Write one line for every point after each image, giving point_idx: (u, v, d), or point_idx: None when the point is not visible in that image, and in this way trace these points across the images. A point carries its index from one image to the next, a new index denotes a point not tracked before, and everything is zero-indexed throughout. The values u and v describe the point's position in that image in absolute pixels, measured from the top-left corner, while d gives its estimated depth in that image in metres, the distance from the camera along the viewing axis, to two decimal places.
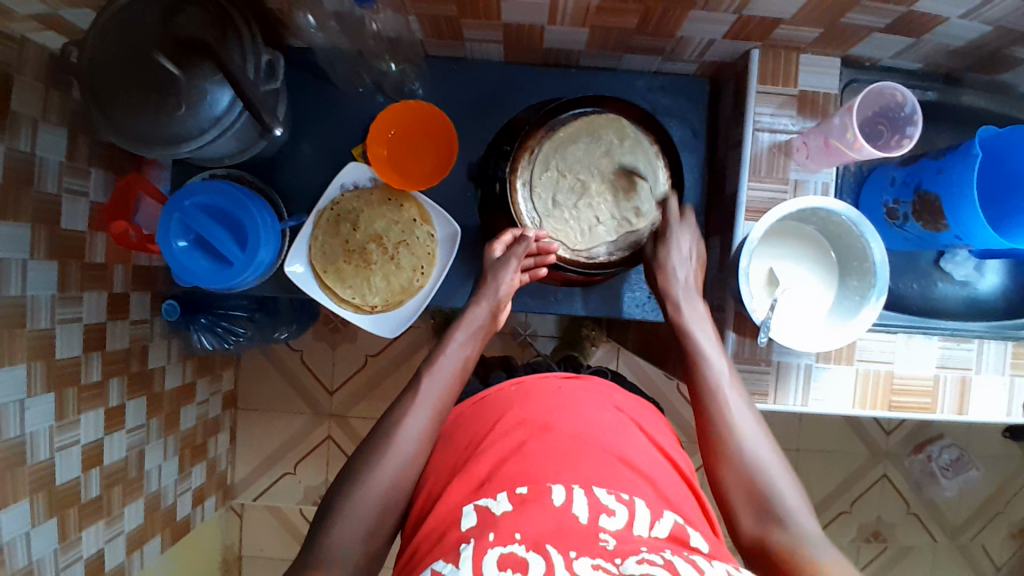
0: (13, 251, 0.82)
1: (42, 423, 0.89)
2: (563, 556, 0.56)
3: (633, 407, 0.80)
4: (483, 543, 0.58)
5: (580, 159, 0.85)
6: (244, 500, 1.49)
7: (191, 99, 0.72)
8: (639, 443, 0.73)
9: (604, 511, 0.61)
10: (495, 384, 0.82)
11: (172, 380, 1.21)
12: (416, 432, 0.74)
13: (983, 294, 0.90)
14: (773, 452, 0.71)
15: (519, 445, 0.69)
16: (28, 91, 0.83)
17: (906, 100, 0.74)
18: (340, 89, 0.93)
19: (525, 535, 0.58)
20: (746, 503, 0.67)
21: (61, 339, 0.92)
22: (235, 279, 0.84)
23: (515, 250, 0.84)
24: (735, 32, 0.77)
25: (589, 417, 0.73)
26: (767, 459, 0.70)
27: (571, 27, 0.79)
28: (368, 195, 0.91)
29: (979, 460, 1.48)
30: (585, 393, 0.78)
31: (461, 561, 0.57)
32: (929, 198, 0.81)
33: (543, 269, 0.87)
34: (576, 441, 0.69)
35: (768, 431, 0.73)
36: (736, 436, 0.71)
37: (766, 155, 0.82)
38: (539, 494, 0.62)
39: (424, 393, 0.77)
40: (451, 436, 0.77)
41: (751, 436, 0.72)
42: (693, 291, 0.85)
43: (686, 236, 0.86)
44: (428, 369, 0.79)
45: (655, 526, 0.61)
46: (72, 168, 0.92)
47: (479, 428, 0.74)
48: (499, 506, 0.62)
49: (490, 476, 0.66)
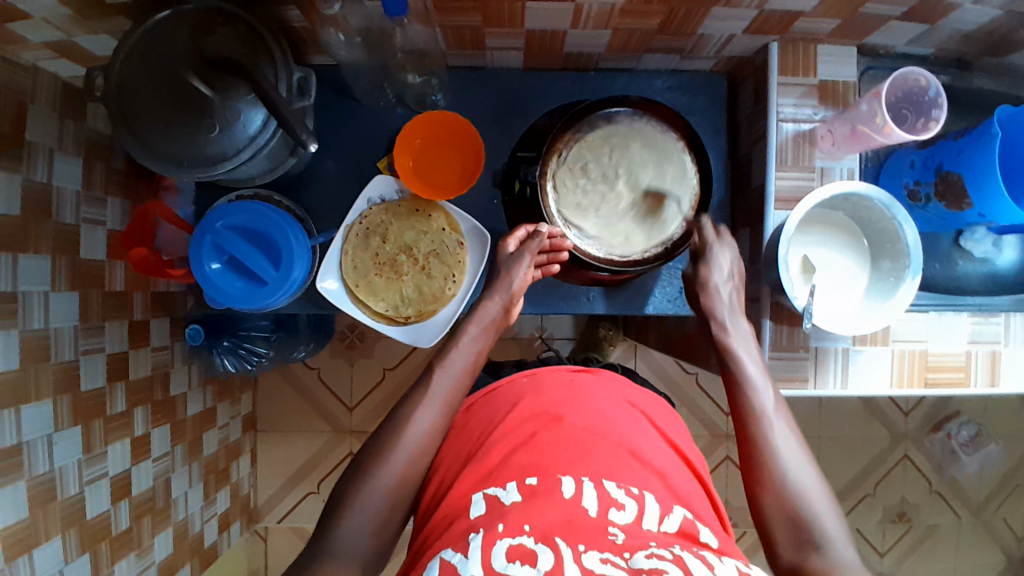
0: (35, 283, 0.80)
1: (71, 458, 0.86)
2: (572, 549, 0.56)
3: (645, 401, 0.81)
4: (492, 534, 0.57)
5: (630, 163, 0.86)
6: (268, 523, 1.47)
7: (224, 119, 0.73)
8: (649, 435, 0.74)
9: (614, 505, 0.61)
10: (508, 376, 0.83)
11: (194, 407, 1.19)
12: (426, 425, 0.74)
13: (1002, 268, 0.91)
14: (817, 479, 0.70)
15: (530, 436, 0.70)
16: (43, 120, 0.81)
17: (929, 84, 0.76)
18: (362, 104, 0.94)
19: (535, 528, 0.58)
20: (788, 536, 0.67)
21: (86, 370, 0.89)
22: (270, 297, 0.83)
23: (528, 246, 0.86)
24: (755, 27, 0.79)
25: (599, 407, 0.74)
26: (812, 484, 0.69)
27: (593, 30, 0.80)
28: (396, 208, 0.92)
29: (997, 436, 1.50)
30: (598, 385, 0.79)
31: (470, 551, 0.56)
32: (952, 177, 0.83)
33: (556, 266, 0.89)
34: (588, 432, 0.70)
35: (812, 456, 0.73)
36: (780, 461, 0.71)
37: (791, 145, 0.84)
38: (549, 485, 0.63)
39: (435, 388, 0.77)
40: (463, 427, 0.78)
41: (794, 461, 0.71)
42: (737, 307, 0.85)
43: (724, 249, 0.87)
44: (439, 363, 0.80)
45: (665, 521, 0.61)
46: (89, 197, 0.89)
47: (491, 418, 0.75)
48: (509, 495, 0.63)
49: (499, 466, 0.67)
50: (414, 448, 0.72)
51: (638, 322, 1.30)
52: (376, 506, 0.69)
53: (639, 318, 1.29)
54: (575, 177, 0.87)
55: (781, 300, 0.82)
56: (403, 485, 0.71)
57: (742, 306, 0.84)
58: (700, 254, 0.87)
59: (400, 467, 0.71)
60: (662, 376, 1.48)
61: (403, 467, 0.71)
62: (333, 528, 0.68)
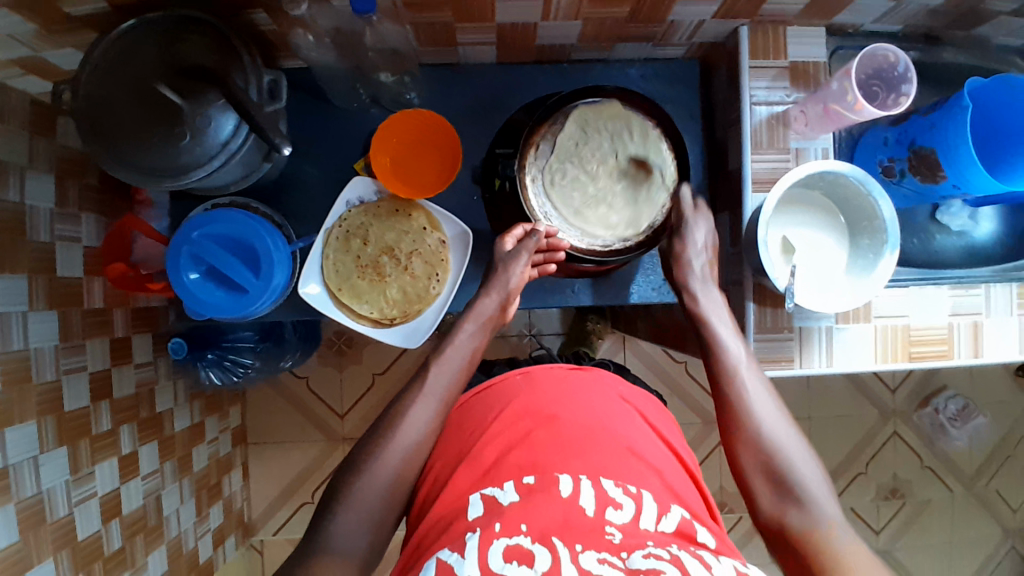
0: (12, 304, 0.78)
1: (59, 479, 0.85)
2: (569, 549, 0.56)
3: (638, 398, 0.80)
4: (489, 533, 0.58)
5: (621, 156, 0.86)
6: (263, 536, 1.46)
7: (195, 127, 0.72)
8: (644, 431, 0.73)
9: (611, 504, 0.61)
10: (502, 374, 0.82)
11: (183, 421, 1.17)
12: (424, 423, 0.74)
13: (980, 241, 0.92)
14: (792, 435, 0.75)
15: (527, 434, 0.69)
16: (12, 140, 0.80)
17: (898, 59, 0.77)
18: (337, 106, 0.94)
19: (532, 527, 0.58)
20: (766, 486, 0.72)
21: (69, 389, 0.87)
22: (252, 306, 0.82)
23: (525, 244, 0.85)
24: (724, 11, 0.79)
25: (595, 406, 0.73)
26: (788, 441, 0.74)
27: (564, 21, 0.80)
28: (375, 209, 0.91)
29: (985, 407, 1.53)
30: (592, 383, 0.78)
31: (467, 551, 0.56)
32: (925, 153, 0.83)
33: (553, 265, 0.89)
34: (584, 430, 0.69)
35: (786, 412, 0.77)
36: (755, 420, 0.76)
37: (766, 127, 0.85)
38: (546, 484, 0.63)
39: (431, 385, 0.77)
40: (458, 426, 0.77)
41: (770, 421, 0.76)
42: (709, 278, 0.87)
43: (699, 224, 0.88)
44: (435, 361, 0.79)
45: (662, 521, 0.61)
46: (64, 214, 0.88)
47: (485, 415, 0.74)
48: (506, 496, 0.63)
49: (496, 464, 0.67)
50: (403, 448, 0.72)
51: (625, 313, 1.30)
52: (372, 507, 0.68)
53: (626, 309, 1.29)
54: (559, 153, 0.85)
55: (764, 282, 0.83)
56: (395, 488, 0.70)
57: (714, 277, 0.87)
58: (675, 229, 0.88)
59: (395, 471, 0.70)
60: (650, 365, 1.48)
61: (398, 467, 0.71)
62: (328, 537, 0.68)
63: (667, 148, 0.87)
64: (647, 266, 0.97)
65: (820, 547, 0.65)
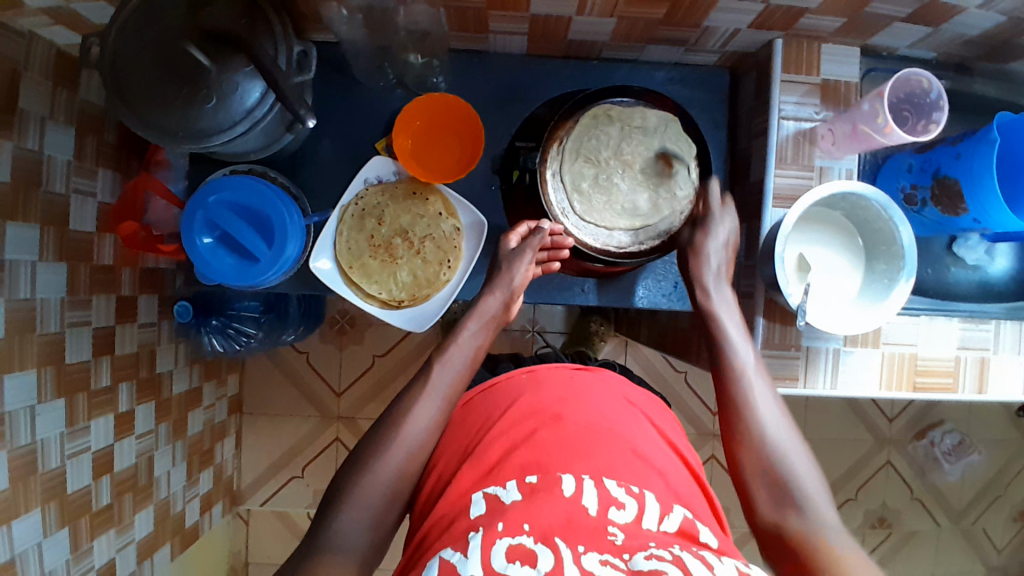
0: (22, 253, 0.78)
1: (53, 431, 0.85)
2: (572, 550, 0.55)
3: (644, 401, 0.80)
4: (491, 533, 0.56)
5: (642, 150, 0.87)
6: (250, 506, 1.46)
7: (221, 92, 0.71)
8: (649, 434, 0.73)
9: (614, 504, 0.60)
10: (508, 372, 0.82)
11: (181, 385, 1.17)
12: (427, 419, 0.74)
13: (994, 276, 0.92)
14: (795, 439, 0.74)
15: (530, 433, 0.69)
16: (35, 88, 0.79)
17: (931, 86, 0.76)
18: (362, 83, 0.93)
19: (534, 527, 0.57)
20: (765, 491, 0.70)
21: (71, 343, 0.87)
22: (260, 277, 0.82)
23: (530, 242, 0.86)
24: (760, 21, 0.79)
25: (600, 406, 0.73)
26: (791, 450, 0.72)
27: (598, 18, 0.80)
28: (393, 190, 0.91)
29: (980, 444, 1.52)
30: (597, 385, 0.78)
31: (470, 551, 0.55)
32: (948, 182, 0.83)
33: (557, 264, 0.89)
34: (587, 430, 0.69)
35: (789, 417, 0.76)
36: (759, 421, 0.74)
37: (791, 143, 0.85)
38: (549, 484, 0.62)
39: (435, 382, 0.77)
40: (462, 421, 0.77)
41: (775, 427, 0.74)
42: (724, 275, 0.86)
43: (712, 236, 0.86)
44: (439, 359, 0.79)
45: (664, 521, 0.60)
46: (80, 168, 0.88)
47: (490, 411, 0.75)
48: (509, 494, 0.61)
49: (500, 462, 0.66)
50: (398, 434, 0.72)
51: (630, 318, 1.30)
52: (368, 490, 0.68)
53: (632, 313, 1.29)
54: (586, 143, 0.86)
55: (776, 298, 0.83)
56: (392, 472, 0.70)
57: (729, 276, 0.85)
58: (687, 246, 0.87)
59: (393, 455, 0.70)
60: (652, 371, 1.48)
61: (399, 456, 0.71)
62: (325, 517, 0.67)
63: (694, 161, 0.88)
64: (661, 272, 0.96)
65: (818, 550, 0.63)
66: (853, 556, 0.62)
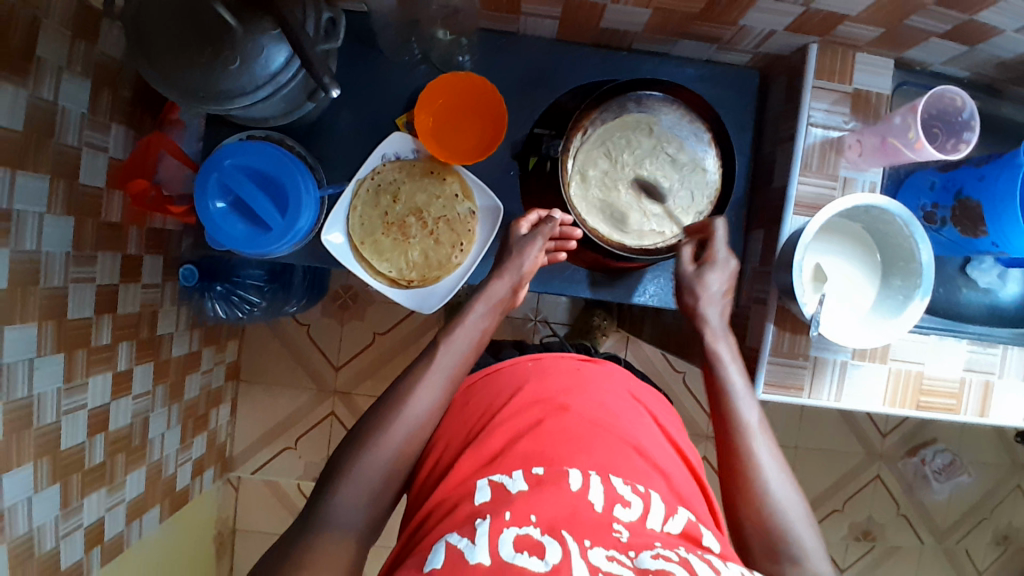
0: (31, 204, 0.77)
1: (50, 386, 0.84)
2: (578, 543, 0.54)
3: (650, 399, 0.80)
4: (498, 522, 0.56)
5: (660, 153, 0.88)
6: (241, 474, 1.47)
7: (246, 54, 0.70)
8: (651, 431, 0.73)
9: (620, 501, 0.59)
10: (513, 359, 0.82)
11: (179, 348, 1.16)
12: (430, 401, 0.73)
13: (1005, 302, 0.91)
14: (796, 493, 0.71)
15: (536, 423, 0.68)
16: (55, 36, 0.78)
17: (965, 105, 0.75)
18: (387, 57, 0.92)
19: (541, 518, 0.56)
20: (764, 545, 0.68)
21: (73, 298, 0.86)
22: (271, 246, 0.81)
23: (541, 230, 0.85)
24: (798, 24, 0.77)
25: (606, 402, 0.73)
26: (794, 508, 0.70)
27: (632, 7, 0.78)
28: (410, 167, 0.90)
29: (970, 466, 1.53)
30: (606, 378, 0.78)
31: (476, 537, 0.54)
32: (970, 204, 0.83)
33: (563, 254, 0.89)
34: (593, 425, 0.68)
35: (790, 470, 0.73)
36: (760, 475, 0.71)
37: (818, 151, 0.84)
38: (555, 476, 0.61)
39: (440, 363, 0.76)
40: (463, 406, 0.77)
41: (773, 476, 0.71)
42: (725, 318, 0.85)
43: (716, 271, 0.84)
44: (444, 339, 0.79)
45: (669, 522, 0.60)
46: (94, 121, 0.86)
47: (496, 398, 0.74)
48: (514, 483, 0.61)
49: (504, 450, 0.66)
50: (400, 413, 0.71)
51: (635, 314, 1.29)
52: (367, 469, 0.68)
53: (637, 309, 1.28)
54: (608, 141, 0.87)
55: (788, 306, 0.82)
56: (391, 452, 0.69)
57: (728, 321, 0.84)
58: (687, 283, 0.85)
59: (393, 435, 0.70)
60: (652, 369, 1.48)
61: (399, 437, 0.70)
62: (321, 493, 0.67)
63: (715, 155, 0.89)
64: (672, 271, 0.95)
65: None
66: None
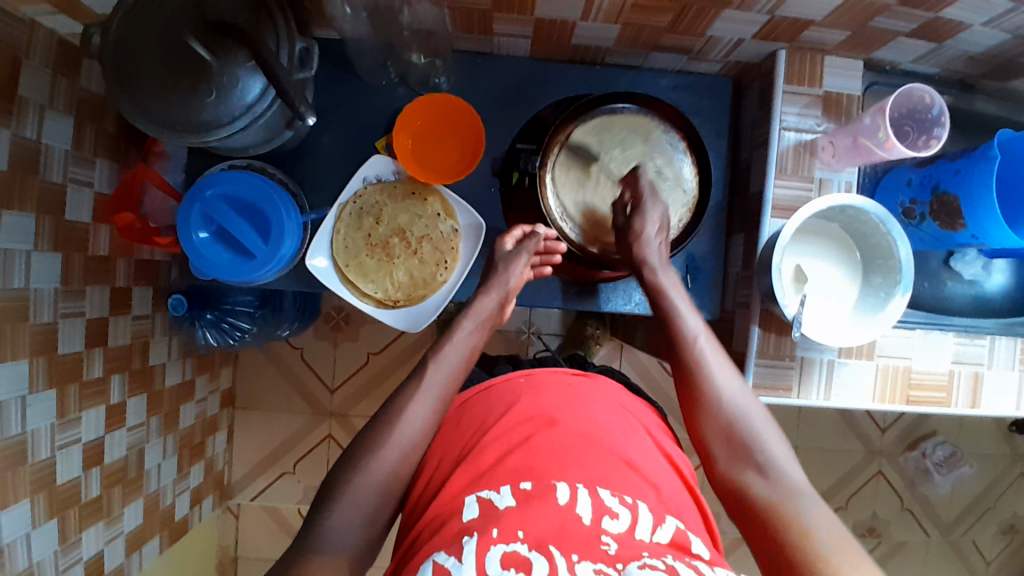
0: (18, 242, 0.77)
1: (44, 421, 0.84)
2: (565, 559, 0.55)
3: (640, 410, 0.80)
4: (486, 539, 0.56)
5: (643, 162, 0.90)
6: (241, 501, 1.46)
7: (221, 84, 0.71)
8: (643, 443, 0.73)
9: (608, 513, 0.59)
10: (505, 374, 0.82)
11: (173, 378, 1.17)
12: (420, 420, 0.73)
13: (990, 292, 0.92)
14: (748, 399, 0.76)
15: (525, 439, 0.68)
16: (36, 77, 0.79)
17: (934, 102, 0.77)
18: (365, 81, 0.93)
19: (529, 534, 0.57)
20: (724, 448, 0.73)
21: (63, 333, 0.86)
22: (255, 272, 0.82)
23: (526, 246, 0.86)
24: (765, 32, 0.79)
25: (596, 415, 0.73)
26: (749, 411, 0.74)
27: (602, 23, 0.80)
28: (391, 188, 0.91)
29: (972, 457, 1.53)
30: (597, 391, 0.78)
31: (464, 555, 0.55)
32: (947, 198, 0.82)
33: (548, 269, 0.89)
34: (582, 438, 0.68)
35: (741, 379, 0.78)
36: (713, 385, 0.76)
37: (791, 154, 0.85)
38: (543, 491, 0.61)
39: (429, 381, 0.77)
40: (455, 424, 0.77)
41: (726, 383, 0.76)
42: (665, 255, 0.86)
43: (648, 215, 0.85)
44: (434, 357, 0.79)
45: (657, 532, 0.60)
46: (78, 157, 0.87)
47: (489, 413, 0.75)
48: (502, 500, 0.61)
49: (493, 466, 0.65)
50: (390, 433, 0.71)
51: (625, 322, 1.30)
52: (359, 490, 0.68)
53: (627, 318, 1.28)
54: (587, 148, 0.89)
55: (771, 308, 0.83)
56: (384, 473, 0.70)
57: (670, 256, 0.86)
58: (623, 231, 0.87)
59: (385, 455, 0.70)
60: (647, 378, 1.48)
61: (391, 456, 0.70)
62: (315, 517, 0.67)
63: (690, 162, 0.91)
64: None
65: (778, 508, 0.65)
66: (813, 510, 0.64)
